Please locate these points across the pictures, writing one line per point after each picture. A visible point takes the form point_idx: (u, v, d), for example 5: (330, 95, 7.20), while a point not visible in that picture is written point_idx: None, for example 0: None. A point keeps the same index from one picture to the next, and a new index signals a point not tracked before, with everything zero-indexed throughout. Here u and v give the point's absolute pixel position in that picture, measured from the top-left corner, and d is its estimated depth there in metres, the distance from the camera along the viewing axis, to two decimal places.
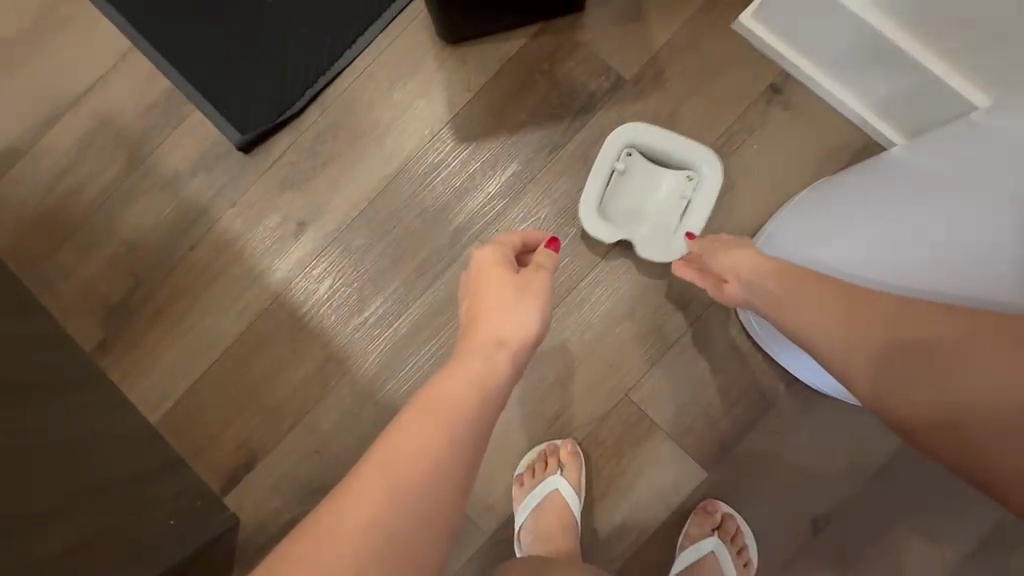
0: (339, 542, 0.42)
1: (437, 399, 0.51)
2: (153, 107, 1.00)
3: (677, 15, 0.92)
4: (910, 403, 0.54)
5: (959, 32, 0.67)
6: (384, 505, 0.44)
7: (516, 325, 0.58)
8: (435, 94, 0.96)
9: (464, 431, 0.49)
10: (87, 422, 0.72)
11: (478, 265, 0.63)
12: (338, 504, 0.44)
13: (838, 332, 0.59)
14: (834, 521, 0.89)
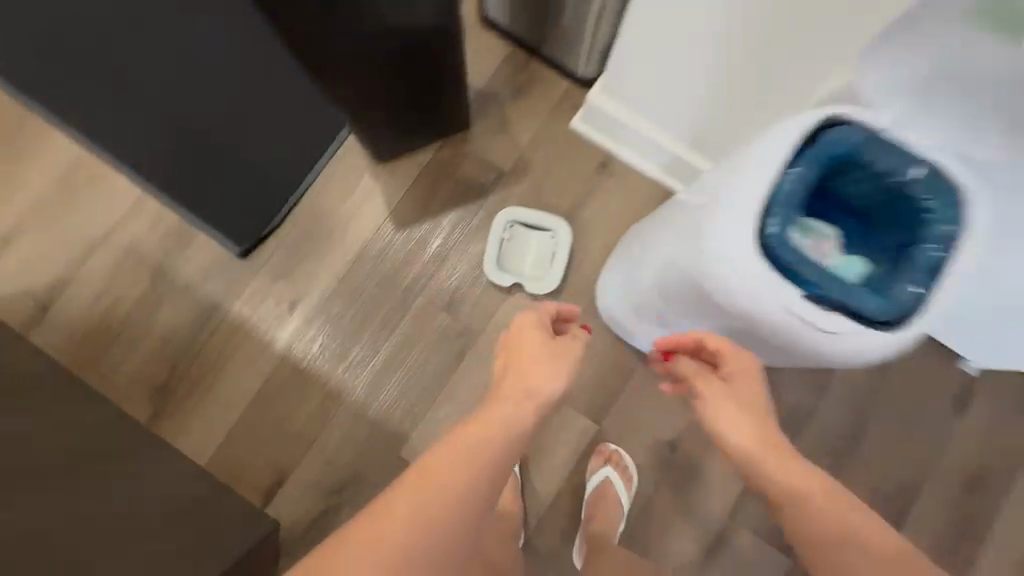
0: (401, 519, 0.64)
1: (478, 430, 0.74)
2: (166, 234, 1.34)
3: (531, 125, 1.37)
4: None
5: (681, 127, 1.13)
6: (434, 501, 0.66)
7: (546, 385, 0.81)
8: (375, 195, 1.35)
9: (467, 496, 0.67)
10: (143, 477, 1.04)
11: (518, 323, 0.90)
12: (402, 489, 0.67)
13: (823, 505, 0.70)
14: (695, 446, 1.28)
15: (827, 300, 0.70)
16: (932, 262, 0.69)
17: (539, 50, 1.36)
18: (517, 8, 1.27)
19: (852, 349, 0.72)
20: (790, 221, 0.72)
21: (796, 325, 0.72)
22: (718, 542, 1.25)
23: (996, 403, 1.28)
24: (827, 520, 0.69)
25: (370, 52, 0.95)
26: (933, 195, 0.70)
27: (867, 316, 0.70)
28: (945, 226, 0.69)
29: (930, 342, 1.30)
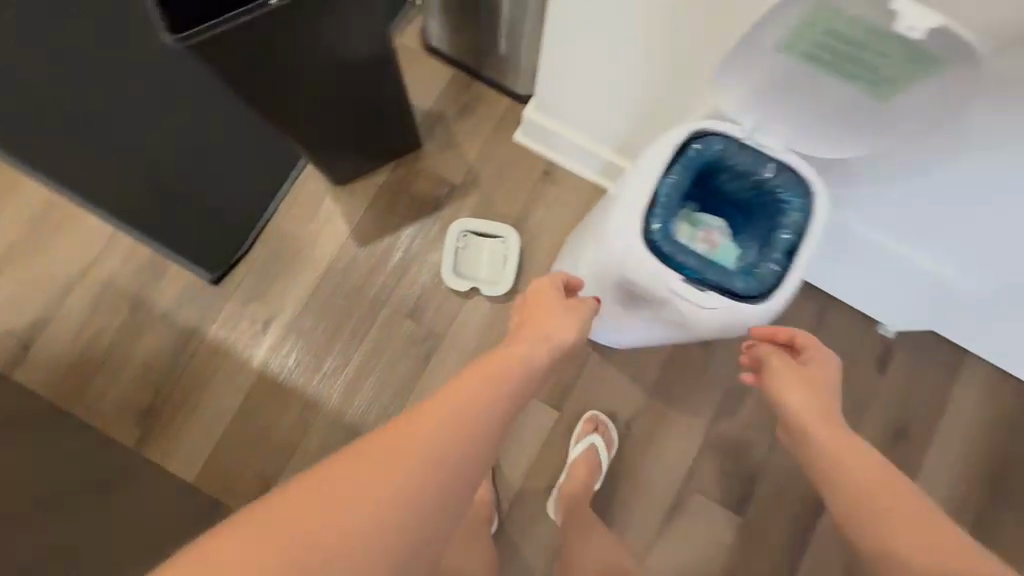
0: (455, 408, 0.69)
1: (505, 356, 0.84)
2: (140, 267, 1.42)
3: (477, 140, 1.49)
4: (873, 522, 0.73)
5: (605, 135, 1.27)
6: (481, 397, 0.73)
7: (559, 333, 0.93)
8: (336, 216, 1.45)
9: (491, 414, 0.72)
10: (134, 499, 1.11)
11: (535, 286, 1.02)
12: (451, 391, 0.72)
13: (851, 462, 0.81)
14: (644, 423, 1.40)
15: (707, 283, 0.90)
16: (783, 243, 0.90)
17: (480, 72, 1.49)
18: (456, 36, 1.40)
19: (727, 319, 0.91)
20: (670, 217, 0.92)
21: (685, 305, 0.91)
22: (676, 509, 1.37)
23: (912, 360, 1.43)
24: (861, 480, 0.78)
25: (317, 88, 1.07)
26: (782, 192, 0.91)
27: (741, 293, 0.90)
28: (791, 215, 0.90)
29: (849, 311, 1.45)
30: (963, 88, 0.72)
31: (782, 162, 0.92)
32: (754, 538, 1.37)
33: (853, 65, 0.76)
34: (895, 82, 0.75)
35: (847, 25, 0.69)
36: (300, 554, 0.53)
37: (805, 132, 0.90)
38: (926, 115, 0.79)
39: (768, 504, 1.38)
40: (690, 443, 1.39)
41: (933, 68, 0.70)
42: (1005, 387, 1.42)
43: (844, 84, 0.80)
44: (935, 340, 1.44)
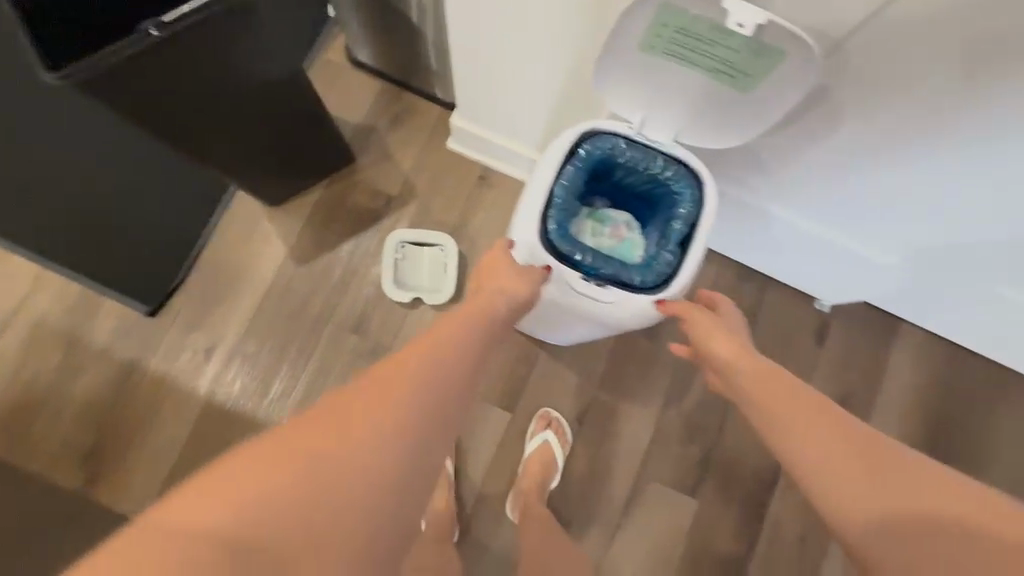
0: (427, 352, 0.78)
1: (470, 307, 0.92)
2: (75, 304, 1.39)
3: (411, 150, 1.50)
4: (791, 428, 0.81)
5: (530, 135, 1.31)
6: (450, 340, 0.82)
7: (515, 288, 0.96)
8: (274, 237, 1.45)
9: (459, 352, 0.82)
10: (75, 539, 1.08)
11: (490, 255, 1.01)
12: (420, 340, 0.80)
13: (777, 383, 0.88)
14: (594, 415, 1.44)
15: (604, 276, 1.01)
16: (675, 235, 1.01)
17: (408, 82, 1.51)
18: (379, 48, 1.42)
19: (629, 309, 1.01)
20: (564, 218, 1.02)
21: (587, 299, 1.01)
22: (633, 498, 1.40)
23: (847, 331, 1.49)
24: (799, 413, 0.81)
25: (228, 116, 1.06)
26: (673, 186, 1.03)
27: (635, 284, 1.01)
28: (681, 206, 1.01)
29: (785, 289, 1.50)
30: (803, 77, 0.83)
31: (669, 156, 1.02)
32: (711, 519, 1.40)
33: (709, 61, 0.87)
34: (747, 74, 0.86)
35: (693, 23, 0.81)
36: (277, 506, 0.58)
37: (692, 124, 0.99)
38: (778, 106, 0.90)
39: (721, 485, 1.41)
40: (641, 431, 1.43)
41: (773, 60, 0.82)
42: (936, 349, 1.48)
43: (711, 82, 0.91)
44: (867, 309, 1.50)
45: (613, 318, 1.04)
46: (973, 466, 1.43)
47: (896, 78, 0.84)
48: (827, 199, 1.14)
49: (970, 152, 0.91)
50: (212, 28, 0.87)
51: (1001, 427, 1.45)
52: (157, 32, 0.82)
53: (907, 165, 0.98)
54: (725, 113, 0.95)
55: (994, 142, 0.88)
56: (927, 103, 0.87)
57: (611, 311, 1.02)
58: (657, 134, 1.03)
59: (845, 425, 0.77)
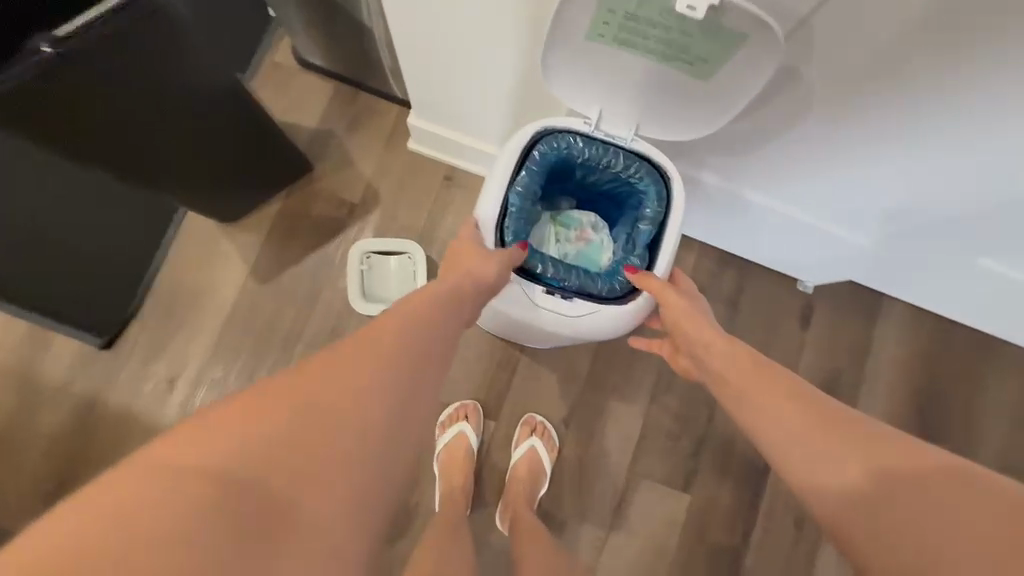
0: (421, 307, 0.77)
1: (457, 263, 0.91)
2: (24, 340, 1.32)
3: (371, 153, 1.43)
4: (751, 408, 0.79)
5: (492, 133, 1.25)
6: (443, 298, 0.81)
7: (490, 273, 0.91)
8: (234, 255, 1.38)
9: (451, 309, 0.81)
10: None
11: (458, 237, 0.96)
12: (415, 296, 0.79)
13: (732, 360, 0.85)
14: (579, 415, 1.40)
15: (570, 286, 1.01)
16: (643, 236, 1.00)
17: (363, 83, 1.43)
18: (328, 48, 1.34)
19: (598, 322, 1.01)
20: (522, 224, 0.99)
21: (558, 313, 1.00)
22: (625, 497, 1.37)
23: (833, 311, 1.46)
24: (766, 396, 0.78)
25: (166, 129, 0.99)
26: (637, 184, 1.01)
27: (601, 292, 1.01)
28: (647, 205, 1.00)
29: (767, 272, 1.46)
30: (766, 59, 0.78)
31: (630, 151, 0.99)
32: (705, 513, 1.37)
33: (664, 49, 0.82)
34: (705, 60, 0.82)
35: (641, 7, 0.76)
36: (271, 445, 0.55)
37: (659, 113, 0.94)
38: (742, 93, 0.85)
39: (715, 476, 1.39)
40: (629, 427, 1.40)
41: (732, 42, 0.77)
42: (921, 323, 1.46)
43: (671, 71, 0.86)
44: (850, 287, 1.47)
45: (583, 334, 1.03)
46: (964, 439, 1.42)
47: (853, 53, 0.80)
48: (797, 181, 1.10)
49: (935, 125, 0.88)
50: (118, 40, 0.81)
51: (989, 397, 1.44)
52: (51, 49, 0.76)
53: (870, 143, 0.95)
54: (687, 103, 0.91)
55: (961, 113, 0.84)
56: (890, 77, 0.83)
57: (579, 327, 1.01)
58: (617, 127, 0.99)
59: (814, 405, 0.73)
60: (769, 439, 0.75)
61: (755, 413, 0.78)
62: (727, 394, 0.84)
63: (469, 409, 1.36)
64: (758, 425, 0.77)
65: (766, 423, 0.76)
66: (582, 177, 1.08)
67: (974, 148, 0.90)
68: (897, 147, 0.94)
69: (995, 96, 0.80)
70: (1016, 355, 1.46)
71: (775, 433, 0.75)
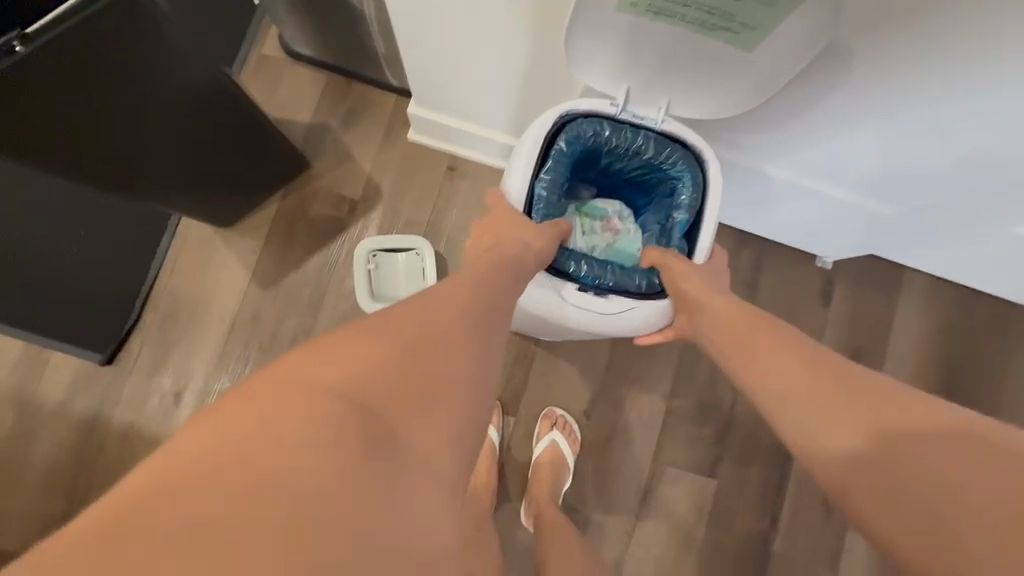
0: (473, 281, 0.71)
1: (497, 240, 0.86)
2: (18, 361, 1.26)
3: (370, 147, 1.37)
4: (751, 365, 0.77)
5: (499, 121, 1.20)
6: (494, 274, 0.76)
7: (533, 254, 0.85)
8: (233, 262, 1.33)
9: (502, 286, 0.75)
10: None
11: (491, 215, 0.92)
12: (465, 273, 0.73)
13: (736, 326, 0.82)
14: (599, 407, 1.37)
15: (606, 284, 0.97)
16: (679, 226, 0.97)
17: (357, 72, 1.37)
18: (318, 37, 1.27)
19: (636, 318, 0.97)
20: (551, 210, 0.95)
21: (597, 311, 0.96)
22: (651, 487, 1.34)
23: (854, 286, 1.42)
24: (770, 356, 0.75)
25: (157, 125, 0.93)
26: (669, 170, 0.97)
27: (637, 288, 0.97)
28: (681, 193, 0.96)
29: (784, 250, 1.42)
30: (819, 20, 0.73)
31: (660, 134, 0.95)
32: (731, 498, 1.35)
33: (704, 15, 0.77)
34: (751, 26, 0.77)
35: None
36: (381, 373, 0.52)
37: (698, 85, 0.90)
38: (793, 60, 0.80)
39: (739, 462, 1.36)
40: (650, 416, 1.37)
41: (784, 2, 0.72)
42: (942, 293, 1.43)
43: (711, 37, 0.81)
44: (870, 261, 1.43)
45: (621, 332, 0.99)
46: (989, 410, 1.40)
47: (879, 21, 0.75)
48: (816, 151, 1.04)
49: (957, 86, 0.82)
50: (93, 36, 0.73)
51: (1013, 365, 1.41)
52: (22, 46, 0.68)
53: (887, 109, 0.89)
54: (728, 74, 0.86)
55: (967, 78, 0.80)
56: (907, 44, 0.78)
57: (617, 324, 0.97)
58: (645, 109, 0.95)
59: (816, 365, 0.70)
60: (765, 393, 0.73)
61: (753, 371, 0.76)
62: (731, 358, 0.81)
63: None
64: (755, 383, 0.75)
65: (762, 379, 0.74)
66: (608, 165, 1.05)
67: (980, 114, 0.85)
68: (913, 115, 0.89)
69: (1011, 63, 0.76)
70: None
71: (769, 389, 0.73)
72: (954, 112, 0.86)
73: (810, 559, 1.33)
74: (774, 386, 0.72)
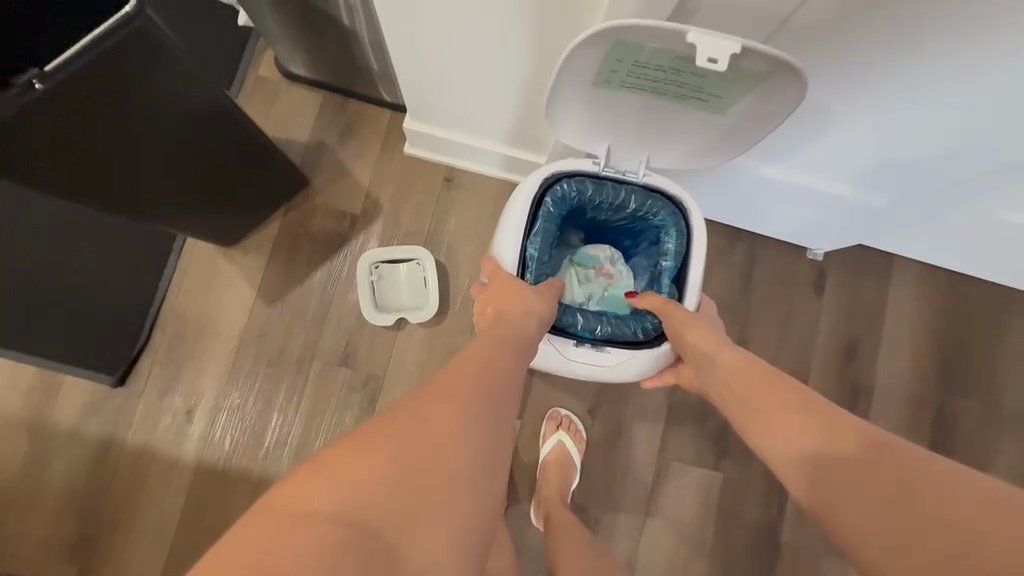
0: (484, 353, 0.73)
1: (504, 294, 0.89)
2: (30, 387, 1.28)
3: (367, 163, 1.40)
4: (753, 419, 0.80)
5: (495, 133, 1.24)
6: (503, 342, 0.78)
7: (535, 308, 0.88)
8: (238, 281, 1.36)
9: (511, 351, 0.77)
10: None
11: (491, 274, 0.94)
12: (475, 345, 0.76)
13: (734, 375, 0.85)
14: (603, 407, 1.40)
15: (601, 337, 1.01)
16: (669, 269, 1.00)
17: (352, 90, 1.40)
18: (314, 58, 1.30)
19: (634, 367, 1.01)
20: (545, 249, 0.99)
21: (595, 364, 1.00)
22: (658, 485, 1.36)
23: (846, 277, 1.46)
24: (770, 406, 0.78)
25: (163, 147, 0.96)
26: (653, 219, 1.01)
27: (632, 338, 1.01)
28: (667, 240, 1.00)
29: (776, 243, 1.46)
30: (786, 95, 0.77)
31: (642, 185, 1.00)
32: (738, 491, 1.37)
33: (676, 89, 0.82)
34: (719, 97, 0.81)
35: (656, 53, 0.74)
36: (380, 488, 0.51)
37: (669, 143, 0.94)
38: (760, 125, 0.84)
39: (743, 454, 1.39)
40: (653, 413, 1.40)
41: (751, 80, 0.76)
42: (932, 280, 1.46)
43: (682, 106, 0.86)
44: (860, 251, 1.47)
45: (621, 380, 1.03)
46: (987, 390, 1.43)
47: (847, 27, 0.79)
48: (803, 147, 1.08)
49: (929, 69, 0.84)
50: (104, 67, 0.76)
51: (1006, 347, 1.45)
52: (42, 84, 0.72)
53: (870, 100, 0.92)
54: (701, 135, 0.91)
55: (937, 73, 0.84)
56: (876, 45, 0.82)
57: (615, 374, 1.02)
58: (627, 162, 1.00)
59: (829, 420, 0.70)
60: (771, 453, 0.76)
61: (756, 425, 0.79)
62: (737, 401, 0.84)
63: None
64: (759, 442, 0.78)
65: (764, 439, 0.77)
66: (593, 219, 1.09)
67: (951, 104, 0.89)
68: (891, 108, 0.93)
69: (975, 57, 0.80)
70: None
71: (772, 449, 0.76)
72: (928, 93, 0.88)
73: (819, 545, 1.36)
74: (776, 447, 0.75)
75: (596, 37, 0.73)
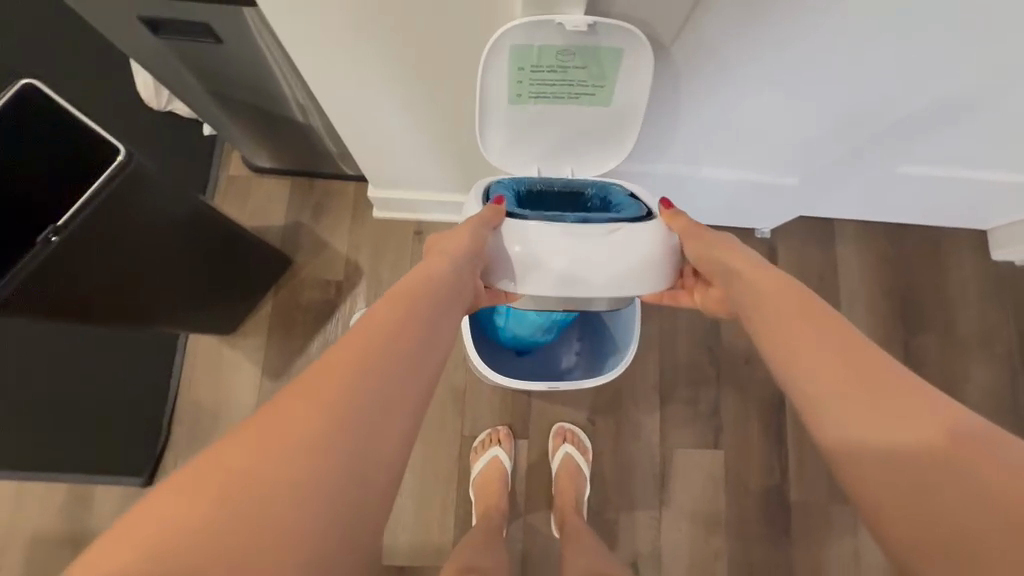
0: (411, 294, 0.70)
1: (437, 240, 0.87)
2: (64, 505, 1.35)
3: (342, 230, 1.53)
4: (781, 343, 0.70)
5: (448, 181, 1.36)
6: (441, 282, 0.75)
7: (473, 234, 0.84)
8: (243, 363, 1.45)
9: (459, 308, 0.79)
10: None
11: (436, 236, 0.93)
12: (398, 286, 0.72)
13: (766, 294, 0.76)
14: (601, 411, 1.49)
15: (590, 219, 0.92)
16: (618, 196, 1.01)
17: (318, 171, 1.53)
18: (276, 151, 1.44)
19: (639, 230, 0.88)
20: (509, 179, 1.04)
21: (596, 232, 0.87)
22: (666, 473, 1.45)
23: (795, 245, 1.59)
24: (803, 330, 0.69)
25: (158, 259, 1.06)
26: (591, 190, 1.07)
27: (625, 217, 0.93)
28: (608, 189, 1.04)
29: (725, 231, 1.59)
30: (642, 67, 0.90)
31: (572, 182, 1.08)
32: (741, 461, 1.46)
33: (569, 88, 0.95)
34: (601, 86, 0.95)
35: (541, 55, 0.88)
36: (253, 487, 0.47)
37: (590, 149, 1.08)
38: (636, 107, 0.98)
39: (738, 427, 1.48)
40: (648, 406, 1.49)
41: (612, 58, 0.89)
42: (872, 233, 1.60)
43: (579, 107, 0.99)
44: (803, 221, 1.61)
45: (636, 247, 0.87)
46: (945, 322, 1.54)
47: (729, 35, 0.90)
48: (719, 140, 1.20)
49: (810, 58, 0.95)
50: (106, 212, 0.88)
51: (952, 280, 1.57)
52: (57, 237, 0.83)
53: (761, 91, 1.04)
54: (604, 133, 1.04)
55: (815, 61, 0.96)
56: (762, 51, 0.94)
57: (614, 244, 0.86)
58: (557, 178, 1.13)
59: (870, 357, 0.63)
60: (795, 377, 0.67)
61: (778, 344, 0.71)
62: (758, 324, 0.76)
63: (500, 432, 1.44)
64: (787, 364, 0.69)
65: (794, 362, 0.68)
66: None
67: (837, 83, 1.01)
68: (787, 93, 1.04)
69: (842, 45, 0.92)
70: (964, 237, 1.60)
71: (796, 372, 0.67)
72: (820, 74, 0.99)
73: (826, 498, 1.44)
74: (803, 369, 0.66)
75: (497, 53, 0.87)
